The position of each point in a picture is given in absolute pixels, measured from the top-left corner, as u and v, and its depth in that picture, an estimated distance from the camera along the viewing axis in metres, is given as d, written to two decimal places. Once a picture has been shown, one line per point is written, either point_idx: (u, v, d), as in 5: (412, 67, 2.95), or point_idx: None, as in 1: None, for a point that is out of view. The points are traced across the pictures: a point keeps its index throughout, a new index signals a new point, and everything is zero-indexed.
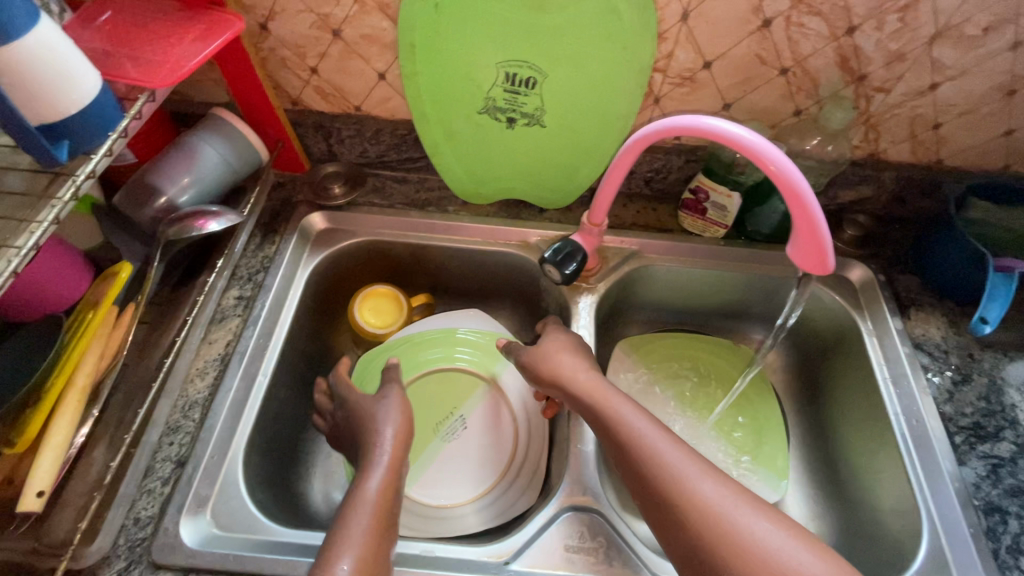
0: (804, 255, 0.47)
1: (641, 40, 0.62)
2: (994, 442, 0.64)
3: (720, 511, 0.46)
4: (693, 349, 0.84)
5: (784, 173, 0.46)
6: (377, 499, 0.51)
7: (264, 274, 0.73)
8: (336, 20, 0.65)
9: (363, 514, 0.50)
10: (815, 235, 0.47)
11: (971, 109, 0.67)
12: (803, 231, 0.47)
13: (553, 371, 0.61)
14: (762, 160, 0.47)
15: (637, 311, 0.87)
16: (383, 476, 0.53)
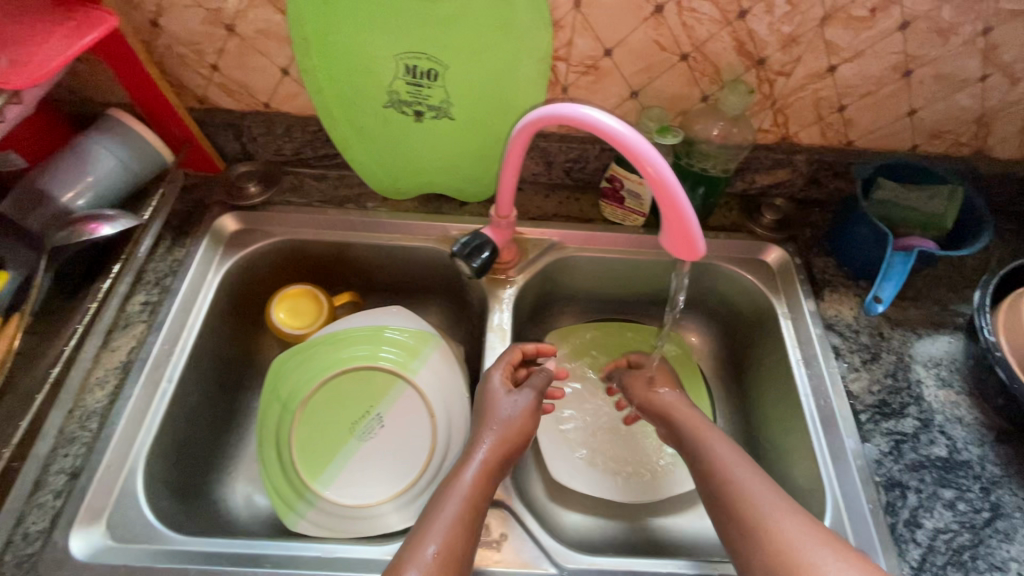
0: (675, 246, 0.47)
1: (535, 27, 0.61)
2: (898, 418, 0.65)
3: (794, 543, 0.48)
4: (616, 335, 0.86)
5: (647, 162, 0.46)
6: (469, 490, 0.56)
7: (172, 279, 0.71)
8: (227, 14, 0.63)
9: (455, 500, 0.55)
10: (684, 224, 0.47)
11: (873, 91, 0.67)
12: (673, 226, 0.46)
13: (660, 406, 0.69)
14: (626, 149, 0.46)
15: (566, 302, 0.86)
16: (477, 471, 0.58)
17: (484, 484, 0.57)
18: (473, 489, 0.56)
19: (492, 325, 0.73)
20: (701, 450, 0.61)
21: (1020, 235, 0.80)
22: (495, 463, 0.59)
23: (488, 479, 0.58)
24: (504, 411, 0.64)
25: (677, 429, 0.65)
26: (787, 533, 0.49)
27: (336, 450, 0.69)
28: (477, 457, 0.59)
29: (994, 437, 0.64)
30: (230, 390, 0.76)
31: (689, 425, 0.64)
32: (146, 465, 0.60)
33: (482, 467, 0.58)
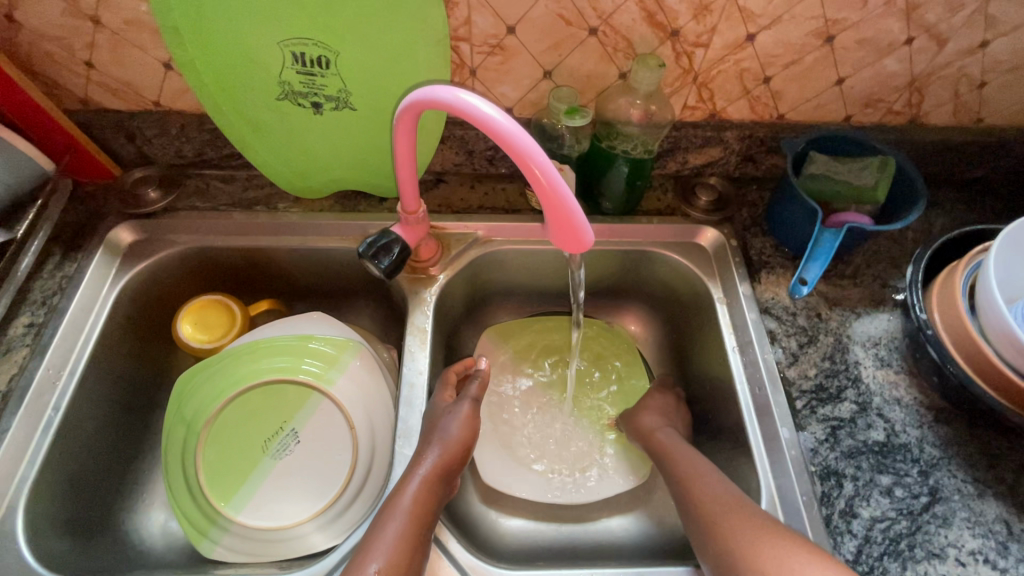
0: (560, 234, 0.45)
1: (425, 3, 0.56)
2: (835, 403, 0.62)
3: (745, 543, 0.49)
4: (539, 329, 0.82)
5: (524, 155, 0.42)
6: (411, 505, 0.53)
7: (60, 297, 0.66)
8: (89, 5, 0.58)
9: (397, 518, 0.51)
10: (568, 217, 0.44)
11: (797, 60, 0.64)
12: (556, 215, 0.44)
13: (642, 429, 0.68)
14: (502, 141, 0.42)
15: (502, 298, 0.82)
16: (420, 483, 0.55)
17: (428, 499, 0.54)
18: (416, 504, 0.53)
19: (412, 327, 0.69)
20: (673, 464, 0.60)
21: (963, 206, 0.77)
22: (439, 475, 0.56)
23: (432, 492, 0.54)
24: (448, 422, 0.60)
25: (655, 447, 0.64)
26: (739, 538, 0.49)
27: (248, 471, 0.64)
28: (419, 470, 0.55)
29: (933, 417, 0.62)
30: (139, 411, 0.71)
31: (664, 441, 0.64)
32: (29, 502, 0.56)
33: (427, 480, 0.55)
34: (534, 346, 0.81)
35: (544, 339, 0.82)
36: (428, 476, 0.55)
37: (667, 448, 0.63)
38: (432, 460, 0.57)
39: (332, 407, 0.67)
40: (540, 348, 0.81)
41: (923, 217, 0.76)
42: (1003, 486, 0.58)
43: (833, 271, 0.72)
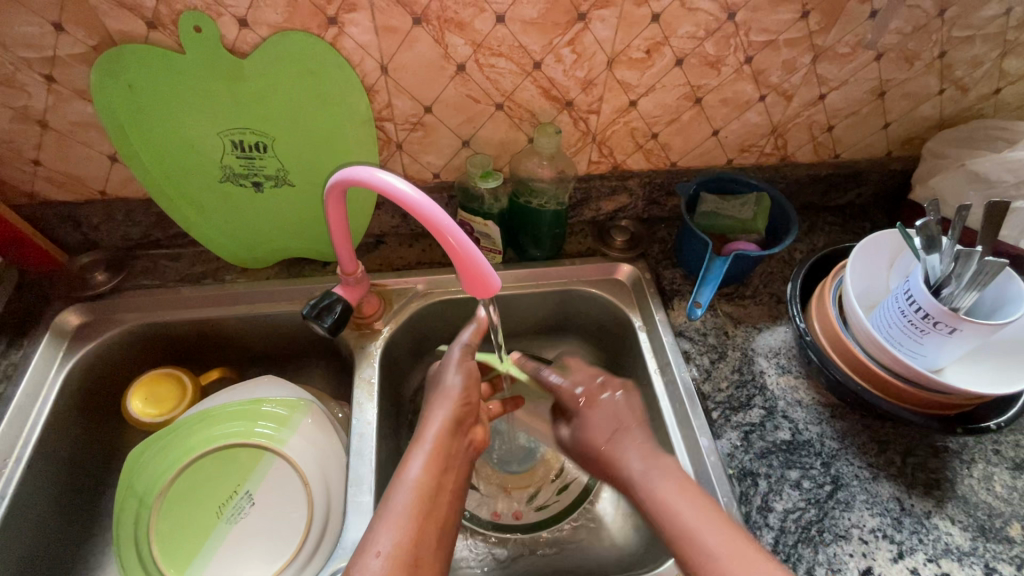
0: (469, 280, 0.50)
1: (348, 92, 0.64)
2: (745, 410, 0.70)
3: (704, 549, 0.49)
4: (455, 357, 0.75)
5: (430, 216, 0.49)
6: (418, 479, 0.53)
7: (6, 385, 0.67)
8: (37, 111, 0.63)
9: (404, 493, 0.52)
10: (468, 262, 0.50)
11: (675, 118, 0.75)
12: (461, 263, 0.49)
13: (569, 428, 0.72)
14: (411, 207, 0.49)
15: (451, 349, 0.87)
16: (425, 459, 0.55)
17: (433, 473, 0.54)
18: (421, 479, 0.53)
19: (360, 379, 0.73)
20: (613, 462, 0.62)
21: (837, 227, 0.90)
22: (441, 450, 0.56)
23: (436, 463, 0.55)
24: (448, 375, 0.64)
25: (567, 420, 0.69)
26: (698, 539, 0.50)
27: (202, 539, 0.65)
28: (423, 444, 0.56)
29: (830, 413, 0.70)
30: (85, 493, 0.71)
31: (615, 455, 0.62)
32: None
33: (427, 457, 0.55)
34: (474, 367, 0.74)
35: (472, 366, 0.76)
36: (431, 450, 0.56)
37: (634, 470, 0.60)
38: (435, 430, 0.58)
39: (287, 466, 0.70)
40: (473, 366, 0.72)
41: (807, 239, 0.88)
42: (893, 468, 0.65)
43: (734, 293, 0.82)
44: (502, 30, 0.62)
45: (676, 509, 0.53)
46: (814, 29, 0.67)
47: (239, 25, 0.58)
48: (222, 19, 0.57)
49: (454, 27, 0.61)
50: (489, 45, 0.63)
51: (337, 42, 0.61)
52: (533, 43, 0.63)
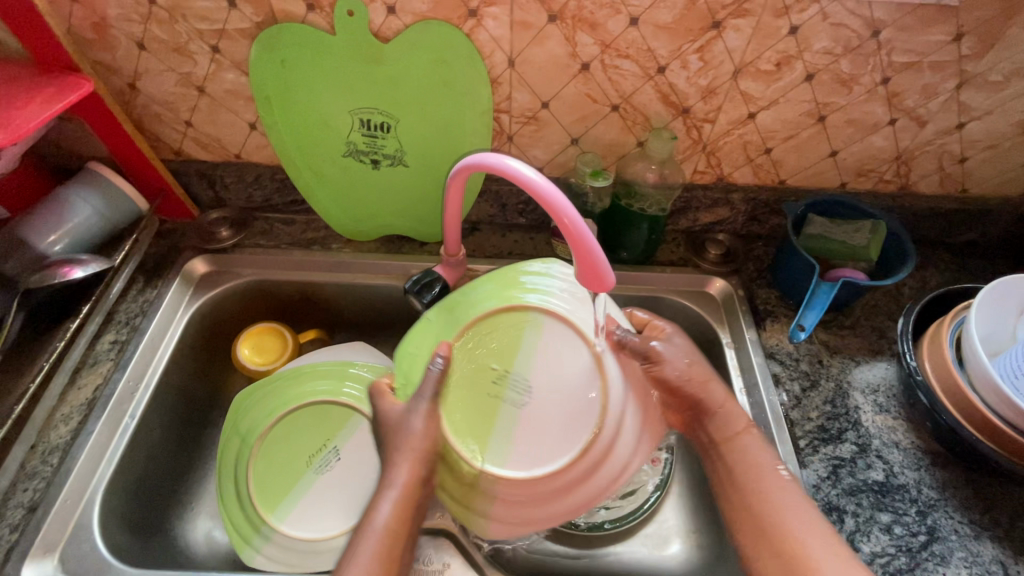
0: (585, 276, 0.51)
1: (475, 81, 0.67)
2: (836, 444, 0.67)
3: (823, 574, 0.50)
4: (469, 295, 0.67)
5: (553, 201, 0.50)
6: (388, 524, 0.55)
7: (141, 318, 0.75)
8: (198, 77, 0.70)
9: (374, 539, 0.54)
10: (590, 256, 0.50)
11: (793, 134, 0.73)
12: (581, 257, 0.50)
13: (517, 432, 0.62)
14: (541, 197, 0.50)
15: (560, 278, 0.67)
16: (395, 498, 0.57)
17: (401, 516, 0.56)
18: (389, 523, 0.55)
19: None
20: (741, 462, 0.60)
21: (952, 265, 0.84)
22: (410, 495, 0.58)
23: (405, 510, 0.57)
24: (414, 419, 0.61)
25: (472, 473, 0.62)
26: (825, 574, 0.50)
27: (291, 484, 0.70)
28: (393, 482, 0.58)
29: (930, 461, 0.66)
30: (193, 425, 0.78)
31: (745, 460, 0.60)
32: (103, 496, 0.62)
33: (397, 499, 0.57)
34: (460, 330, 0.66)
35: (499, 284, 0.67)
36: (405, 486, 0.58)
37: (753, 473, 0.59)
38: (404, 467, 0.59)
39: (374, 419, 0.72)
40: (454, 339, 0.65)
41: (918, 275, 0.83)
42: (999, 530, 0.61)
43: (832, 322, 0.78)
44: (634, 33, 0.62)
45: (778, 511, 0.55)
46: (964, 54, 0.63)
47: (386, 11, 0.62)
48: (373, 5, 0.61)
49: (587, 26, 0.62)
50: (618, 46, 0.64)
51: (473, 33, 0.63)
52: (661, 48, 0.63)
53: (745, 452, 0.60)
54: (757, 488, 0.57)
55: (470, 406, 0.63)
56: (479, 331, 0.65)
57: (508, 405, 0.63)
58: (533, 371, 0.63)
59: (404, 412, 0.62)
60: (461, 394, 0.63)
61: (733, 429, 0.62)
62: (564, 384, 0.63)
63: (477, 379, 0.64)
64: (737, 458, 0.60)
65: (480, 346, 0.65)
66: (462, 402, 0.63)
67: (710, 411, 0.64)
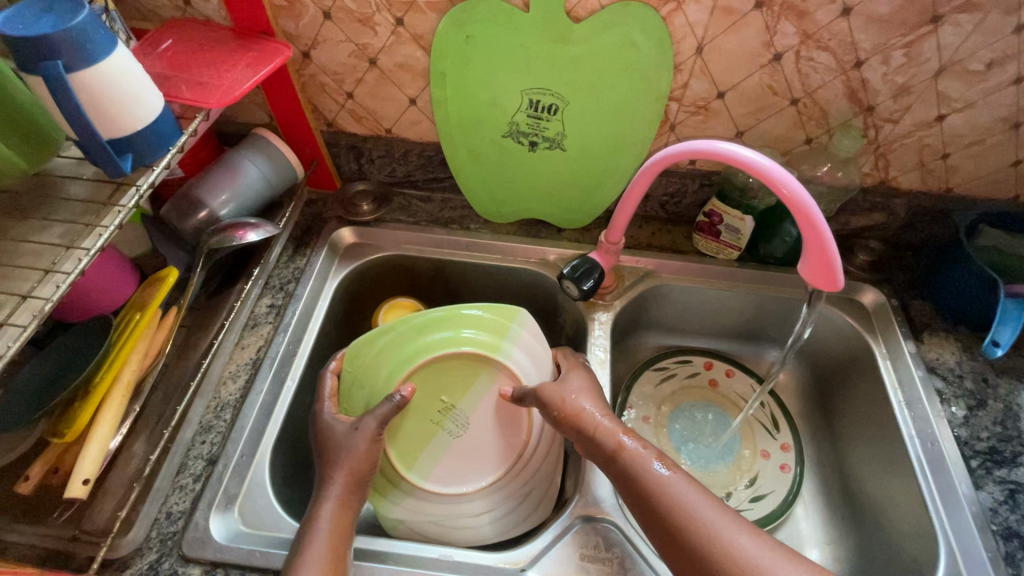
0: (816, 279, 0.54)
1: (658, 67, 0.65)
2: (1011, 468, 0.64)
3: (760, 566, 0.48)
4: (426, 326, 0.69)
5: (794, 195, 0.51)
6: (332, 526, 0.54)
7: (295, 284, 0.76)
8: (374, 49, 0.70)
9: (319, 541, 0.52)
10: (822, 249, 0.52)
11: (979, 140, 0.69)
12: (815, 254, 0.52)
13: (462, 455, 0.67)
14: (774, 184, 0.51)
15: (489, 318, 0.70)
16: (333, 505, 0.55)
17: (343, 517, 0.55)
18: (331, 527, 0.54)
19: (591, 348, 0.75)
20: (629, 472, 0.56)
21: None
22: (352, 498, 0.56)
23: (346, 513, 0.55)
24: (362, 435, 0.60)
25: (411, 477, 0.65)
26: (748, 555, 0.49)
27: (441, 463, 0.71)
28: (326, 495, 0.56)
29: None
30: None
31: (636, 475, 0.56)
32: (272, 456, 0.63)
33: (339, 502, 0.56)
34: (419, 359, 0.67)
35: (457, 321, 0.70)
36: (339, 497, 0.56)
37: (649, 483, 0.55)
38: (338, 481, 0.57)
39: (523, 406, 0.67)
40: (409, 373, 0.67)
41: None
42: None
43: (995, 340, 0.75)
44: (842, 24, 0.60)
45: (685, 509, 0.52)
46: None
47: None
48: None
49: (794, 15, 0.60)
50: (819, 37, 0.61)
51: (669, 17, 0.62)
52: (866, 41, 0.61)
53: (638, 457, 0.57)
54: (648, 488, 0.54)
55: (415, 428, 0.67)
56: (436, 366, 0.68)
57: (446, 433, 0.67)
58: (476, 409, 0.68)
59: (347, 429, 0.61)
60: (406, 419, 0.67)
61: (611, 434, 0.59)
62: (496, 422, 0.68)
63: (428, 405, 0.68)
64: (627, 462, 0.57)
65: (437, 381, 0.69)
66: (412, 416, 0.67)
67: (585, 425, 0.60)
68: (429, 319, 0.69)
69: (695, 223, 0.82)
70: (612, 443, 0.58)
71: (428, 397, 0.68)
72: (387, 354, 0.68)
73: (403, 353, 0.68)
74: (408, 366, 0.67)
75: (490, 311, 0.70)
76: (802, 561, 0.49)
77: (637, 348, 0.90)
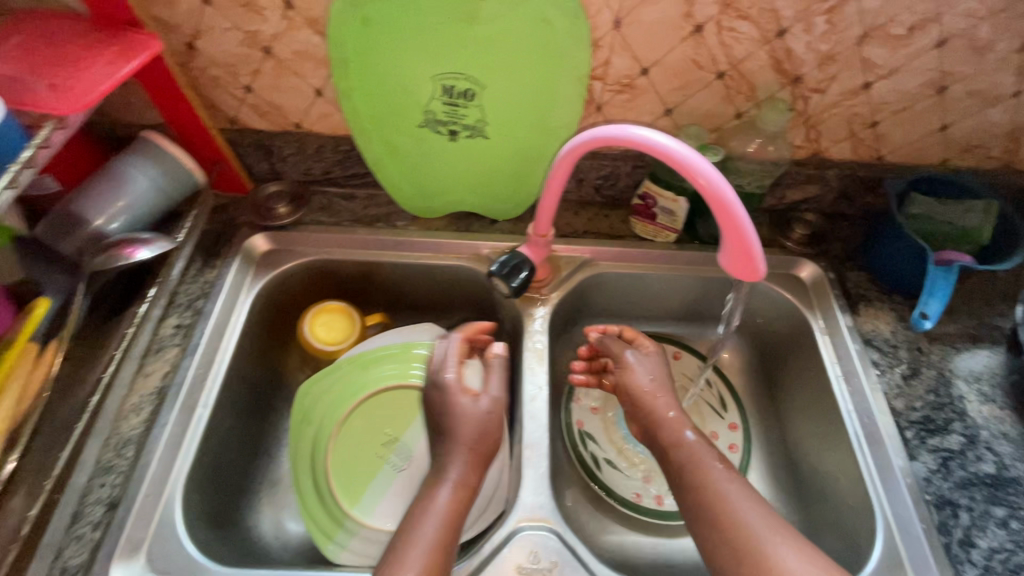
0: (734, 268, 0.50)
1: (574, 44, 0.61)
2: (943, 435, 0.65)
3: None
4: (375, 362, 0.71)
5: (711, 185, 0.48)
6: (446, 510, 0.53)
7: (204, 301, 0.70)
8: (265, 37, 0.63)
9: (430, 523, 0.52)
10: (742, 241, 0.49)
11: (906, 106, 0.68)
12: (732, 244, 0.49)
13: (406, 490, 0.66)
14: (692, 173, 0.48)
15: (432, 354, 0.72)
16: (453, 490, 0.55)
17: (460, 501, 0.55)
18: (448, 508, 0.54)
19: (529, 344, 0.72)
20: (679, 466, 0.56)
21: None
22: (469, 477, 0.57)
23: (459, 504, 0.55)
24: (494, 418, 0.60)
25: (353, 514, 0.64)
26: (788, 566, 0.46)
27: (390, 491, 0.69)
28: (450, 477, 0.56)
29: None
30: (258, 414, 0.74)
31: (687, 472, 0.56)
32: (183, 493, 0.58)
33: (456, 484, 0.56)
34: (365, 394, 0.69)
35: (406, 357, 0.72)
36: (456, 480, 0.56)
37: (695, 485, 0.54)
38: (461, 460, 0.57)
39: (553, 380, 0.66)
40: (350, 408, 0.69)
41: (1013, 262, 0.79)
42: None
43: None
44: None
45: (725, 505, 0.51)
46: None
47: None
48: None
49: None
50: (738, 6, 0.58)
51: None
52: (786, 8, 0.58)
53: (697, 452, 0.57)
54: (693, 482, 0.54)
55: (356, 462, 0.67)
56: (381, 401, 0.70)
57: (390, 468, 0.67)
58: (418, 442, 0.68)
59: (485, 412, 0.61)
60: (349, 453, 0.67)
61: (671, 428, 0.60)
62: (440, 456, 0.68)
63: (369, 439, 0.68)
64: (682, 457, 0.57)
65: (381, 417, 0.69)
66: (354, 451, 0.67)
67: (646, 415, 0.63)
68: (374, 355, 0.72)
69: (631, 207, 0.79)
70: (678, 436, 0.59)
71: (371, 430, 0.69)
72: (335, 389, 0.70)
73: (348, 389, 0.70)
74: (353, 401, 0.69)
75: None
76: (806, 546, 0.48)
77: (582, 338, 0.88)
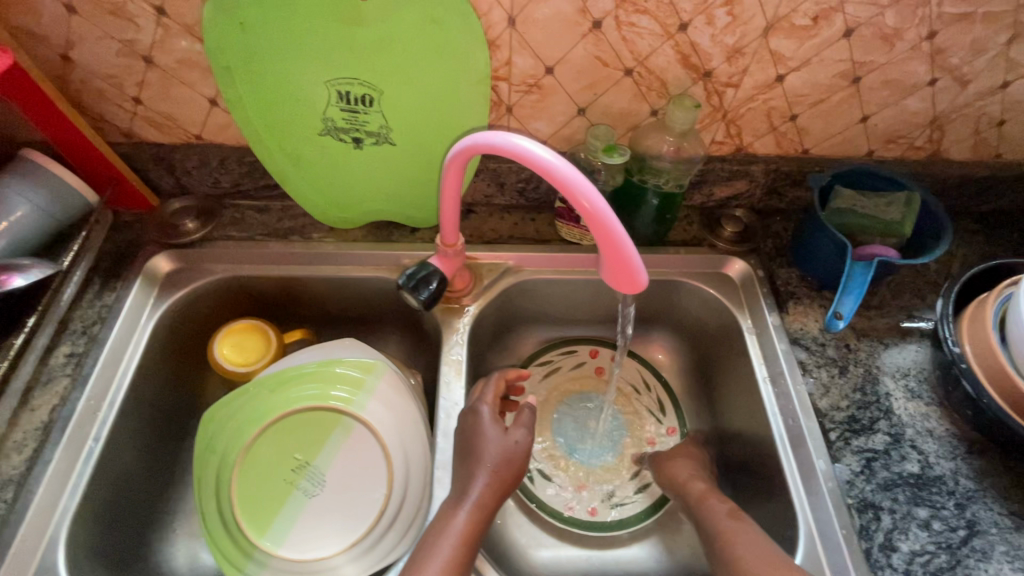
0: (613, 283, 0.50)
1: (468, 45, 0.58)
2: (868, 435, 0.63)
3: None
4: (288, 383, 0.68)
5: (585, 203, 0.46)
6: (461, 530, 0.54)
7: (100, 326, 0.67)
8: (143, 46, 0.60)
9: (447, 543, 0.53)
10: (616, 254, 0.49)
11: (823, 98, 0.66)
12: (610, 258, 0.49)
13: (317, 516, 0.63)
14: (568, 190, 0.46)
15: (349, 372, 0.69)
16: (472, 509, 0.56)
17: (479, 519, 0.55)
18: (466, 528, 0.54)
19: (447, 357, 0.70)
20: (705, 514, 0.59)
21: (978, 235, 0.79)
22: (489, 497, 0.57)
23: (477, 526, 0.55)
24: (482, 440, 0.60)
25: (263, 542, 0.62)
26: None
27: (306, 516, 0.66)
28: (471, 496, 0.56)
29: (965, 449, 0.62)
30: (168, 441, 0.70)
31: (708, 519, 0.59)
32: (68, 535, 0.55)
33: (475, 506, 0.56)
34: (276, 417, 0.66)
35: (322, 376, 0.68)
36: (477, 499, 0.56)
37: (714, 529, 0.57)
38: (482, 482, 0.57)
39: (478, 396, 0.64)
40: (258, 432, 0.65)
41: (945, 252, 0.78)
42: None
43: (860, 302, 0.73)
44: None
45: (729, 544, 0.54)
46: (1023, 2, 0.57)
47: None
48: None
49: None
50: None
51: None
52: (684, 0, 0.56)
53: (709, 506, 0.60)
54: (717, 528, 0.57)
55: (264, 489, 0.64)
56: (294, 423, 0.67)
57: (300, 493, 0.64)
58: (331, 465, 0.65)
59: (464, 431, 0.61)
60: (258, 479, 0.65)
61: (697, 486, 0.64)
62: (354, 478, 0.65)
63: (280, 464, 0.65)
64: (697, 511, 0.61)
65: (293, 440, 0.66)
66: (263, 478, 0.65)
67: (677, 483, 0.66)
68: (287, 375, 0.68)
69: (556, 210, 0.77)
70: (696, 494, 0.63)
71: (282, 454, 0.66)
72: (240, 413, 0.66)
73: (257, 413, 0.66)
74: (262, 425, 0.66)
75: (354, 366, 0.69)
76: None
77: (516, 346, 0.85)
